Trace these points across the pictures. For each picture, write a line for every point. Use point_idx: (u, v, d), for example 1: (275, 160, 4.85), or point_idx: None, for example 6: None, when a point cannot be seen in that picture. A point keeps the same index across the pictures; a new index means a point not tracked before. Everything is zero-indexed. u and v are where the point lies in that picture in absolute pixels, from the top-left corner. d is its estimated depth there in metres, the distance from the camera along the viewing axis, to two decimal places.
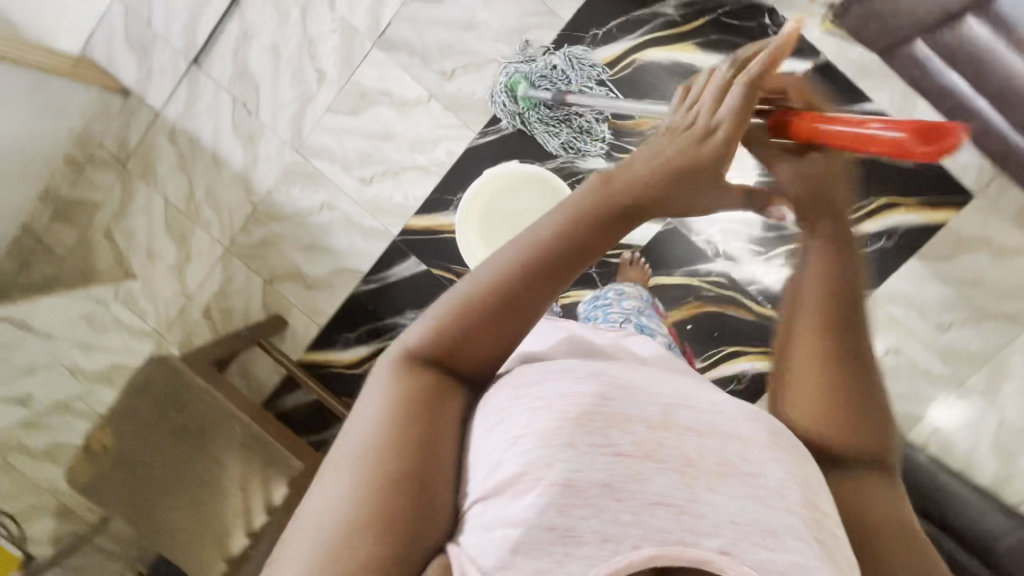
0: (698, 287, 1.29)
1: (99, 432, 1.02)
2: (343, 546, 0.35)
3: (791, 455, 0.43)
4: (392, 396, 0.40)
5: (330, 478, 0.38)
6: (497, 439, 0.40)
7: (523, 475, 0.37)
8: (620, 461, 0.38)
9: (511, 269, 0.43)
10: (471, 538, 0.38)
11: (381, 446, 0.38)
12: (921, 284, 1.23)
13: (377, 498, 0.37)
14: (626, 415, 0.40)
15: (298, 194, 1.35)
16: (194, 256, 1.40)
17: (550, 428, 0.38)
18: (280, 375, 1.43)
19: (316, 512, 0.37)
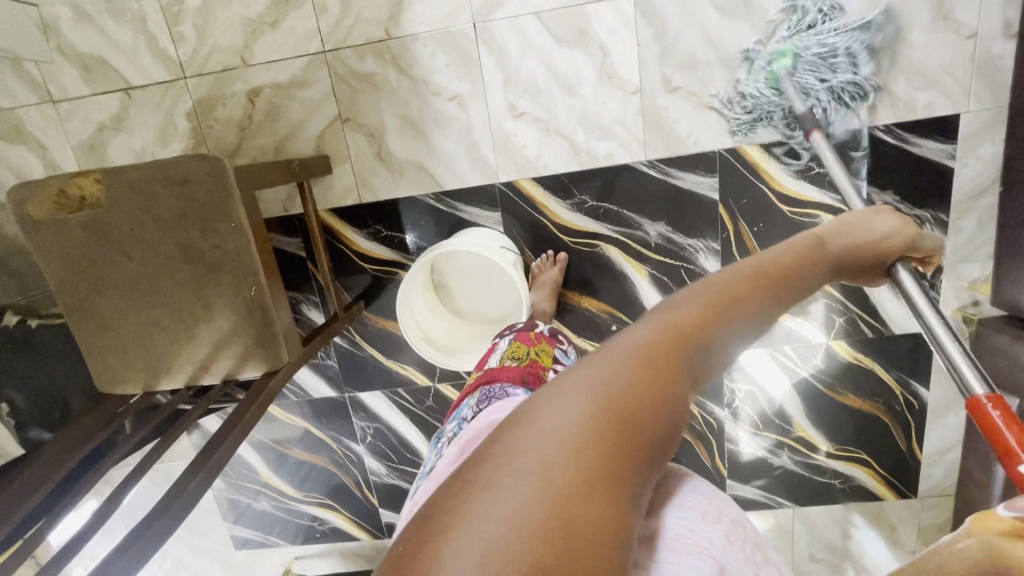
0: (694, 415, 1.34)
1: (87, 180, 0.78)
2: (580, 474, 0.30)
3: (743, 550, 0.46)
4: (633, 355, 0.36)
5: (558, 404, 0.33)
6: (673, 497, 0.48)
7: (687, 539, 0.43)
8: (741, 560, 0.45)
9: (729, 292, 0.42)
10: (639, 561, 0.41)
11: (629, 401, 0.33)
12: (830, 523, 1.43)
13: (625, 449, 0.32)
14: (764, 552, 0.50)
15: (440, 65, 1.11)
16: (281, 29, 1.11)
17: (712, 513, 0.48)
18: (283, 210, 1.23)
19: (546, 422, 0.32)
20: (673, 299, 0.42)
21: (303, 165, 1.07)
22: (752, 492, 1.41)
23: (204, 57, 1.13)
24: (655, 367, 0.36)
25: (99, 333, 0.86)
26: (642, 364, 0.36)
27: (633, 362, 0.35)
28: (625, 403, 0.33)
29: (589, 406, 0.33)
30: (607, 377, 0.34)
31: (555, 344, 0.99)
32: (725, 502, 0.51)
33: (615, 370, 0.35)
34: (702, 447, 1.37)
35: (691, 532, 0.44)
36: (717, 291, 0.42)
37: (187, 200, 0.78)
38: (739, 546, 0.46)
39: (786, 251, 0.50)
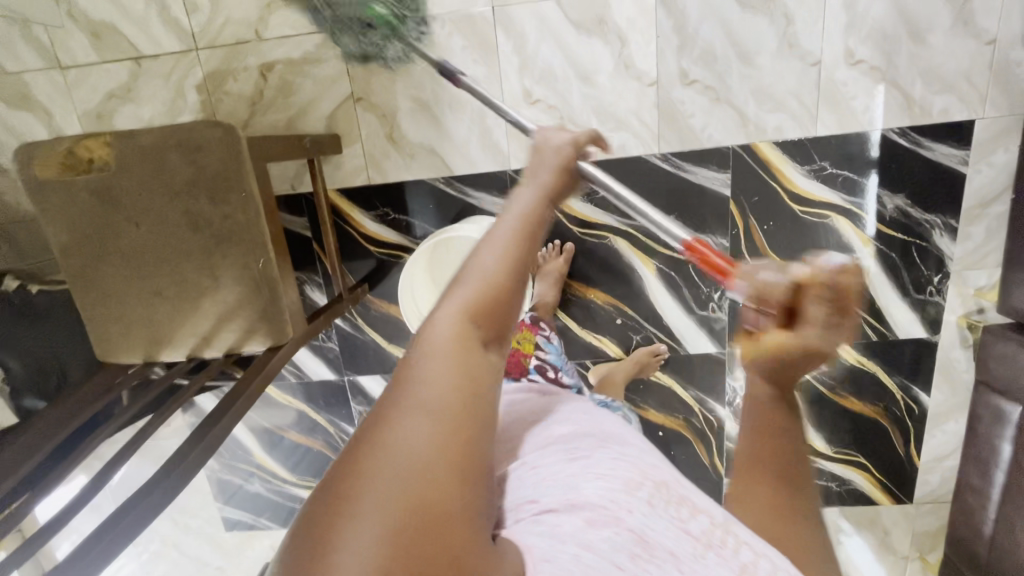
0: (695, 412, 1.34)
1: (96, 143, 0.76)
2: (424, 490, 0.35)
3: (664, 507, 0.52)
4: (444, 364, 0.40)
5: (393, 439, 0.37)
6: (580, 471, 0.55)
7: (603, 512, 0.48)
8: (661, 521, 0.50)
9: (500, 266, 0.45)
10: (541, 542, 0.45)
11: (451, 419, 0.38)
12: (824, 525, 1.43)
13: (463, 445, 0.38)
14: (696, 506, 0.54)
15: (456, 48, 1.10)
16: (297, 4, 1.09)
17: (633, 481, 0.53)
18: (291, 188, 1.22)
19: (384, 460, 0.36)
20: (455, 290, 0.44)
21: (314, 142, 1.06)
22: None
23: (217, 28, 1.12)
24: (466, 370, 0.40)
25: (102, 301, 0.84)
26: (458, 374, 0.40)
27: (451, 370, 0.40)
28: (449, 422, 0.38)
29: (420, 428, 0.37)
30: (427, 395, 0.38)
31: (537, 331, 1.04)
32: (651, 471, 0.57)
33: (428, 397, 0.38)
34: (701, 444, 1.36)
35: (607, 502, 0.50)
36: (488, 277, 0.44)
37: (199, 168, 0.76)
38: (661, 511, 0.51)
39: (530, 199, 0.51)
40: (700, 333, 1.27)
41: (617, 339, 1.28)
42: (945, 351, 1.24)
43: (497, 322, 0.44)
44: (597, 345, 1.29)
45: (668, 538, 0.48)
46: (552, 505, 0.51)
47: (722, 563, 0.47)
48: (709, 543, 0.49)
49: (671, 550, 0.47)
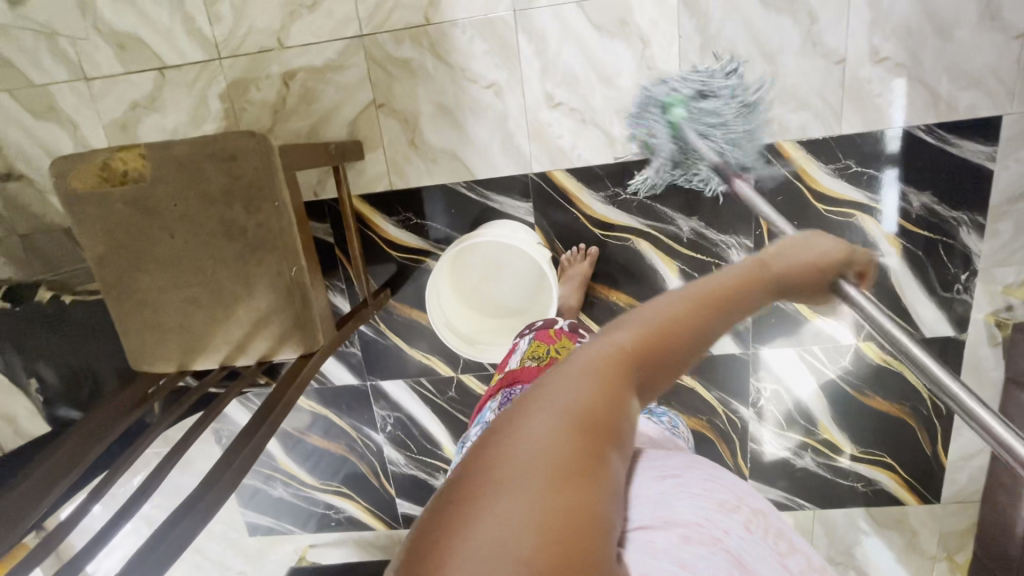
0: (718, 414, 1.33)
1: (133, 155, 0.77)
2: (556, 494, 0.31)
3: (757, 528, 0.50)
4: (598, 373, 0.38)
5: (529, 427, 0.34)
6: (670, 487, 0.51)
7: (701, 530, 0.46)
8: (760, 550, 0.48)
9: (678, 304, 0.44)
10: (634, 556, 0.43)
11: (592, 417, 0.35)
12: (849, 525, 1.42)
13: (599, 454, 0.34)
14: (790, 536, 0.53)
15: (478, 52, 1.11)
16: (320, 12, 1.10)
17: (728, 503, 0.50)
18: (314, 195, 1.23)
19: (517, 447, 0.33)
20: (625, 319, 0.44)
21: (340, 149, 1.06)
22: (774, 494, 1.40)
23: (240, 37, 1.13)
24: (613, 384, 0.38)
25: (137, 310, 0.85)
26: (603, 386, 0.38)
27: (597, 380, 0.38)
28: (587, 420, 0.35)
29: (556, 428, 0.34)
30: (567, 400, 0.36)
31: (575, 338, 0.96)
32: (748, 494, 0.53)
33: (576, 394, 0.36)
34: (724, 445, 1.36)
35: (701, 521, 0.46)
36: (667, 311, 0.44)
37: (234, 177, 0.77)
38: (757, 536, 0.49)
39: (738, 266, 0.51)
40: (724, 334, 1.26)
41: None
42: (973, 348, 1.23)
43: (664, 357, 0.42)
44: None
45: (763, 565, 0.46)
46: (644, 520, 0.47)
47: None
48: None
49: None
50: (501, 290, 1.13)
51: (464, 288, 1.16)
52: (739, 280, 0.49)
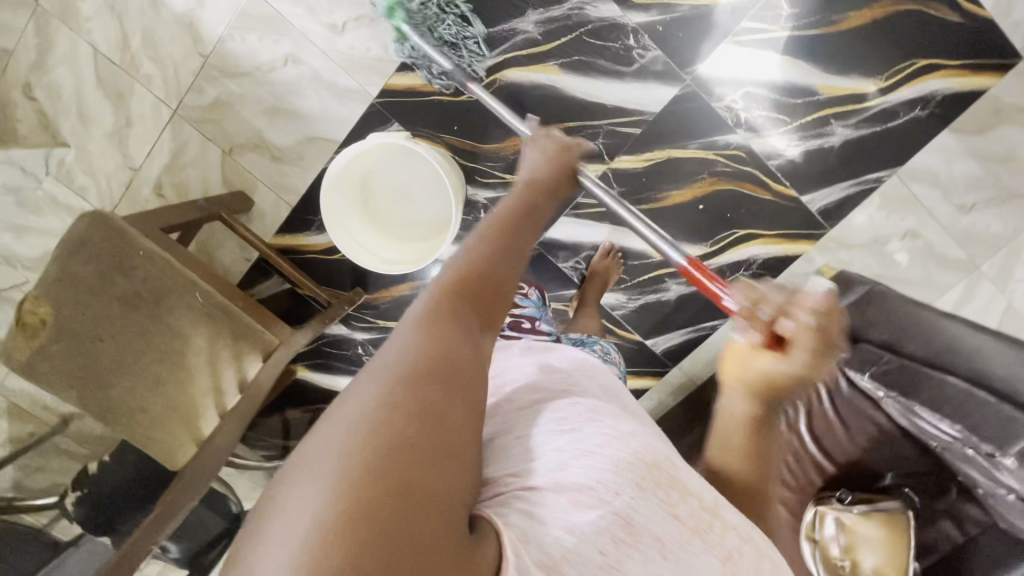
0: (714, 161, 1.18)
1: (36, 302, 0.85)
2: (375, 454, 0.31)
3: (653, 479, 0.42)
4: (439, 326, 0.40)
5: (355, 391, 0.35)
6: (567, 443, 0.43)
7: (591, 491, 0.39)
8: (651, 506, 0.40)
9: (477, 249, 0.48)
10: (518, 521, 0.37)
11: (414, 366, 0.36)
12: (950, 160, 1.15)
13: (423, 400, 0.34)
14: (690, 484, 0.44)
15: (255, 44, 1.13)
16: (136, 121, 1.19)
17: (625, 461, 0.41)
18: (248, 262, 1.29)
19: (342, 411, 0.34)
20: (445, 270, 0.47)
21: (213, 202, 1.12)
22: (842, 190, 1.19)
23: (107, 190, 1.24)
24: (446, 334, 0.39)
25: (131, 420, 0.89)
26: (443, 332, 0.39)
27: (422, 333, 0.39)
28: (410, 365, 0.36)
29: (388, 384, 0.34)
30: (397, 351, 0.37)
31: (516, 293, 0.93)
32: (644, 443, 0.44)
33: (399, 350, 0.37)
34: (750, 184, 1.19)
35: (593, 482, 0.39)
36: (476, 259, 0.47)
37: (93, 255, 0.84)
38: (651, 494, 0.41)
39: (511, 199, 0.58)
40: (648, 86, 1.13)
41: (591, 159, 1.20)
42: None
43: (488, 301, 0.45)
44: None
45: (656, 523, 0.40)
46: (534, 482, 0.40)
47: (711, 550, 0.42)
48: (700, 530, 0.42)
49: (658, 535, 0.40)
50: (411, 209, 1.12)
51: (389, 228, 1.13)
52: (515, 208, 0.56)
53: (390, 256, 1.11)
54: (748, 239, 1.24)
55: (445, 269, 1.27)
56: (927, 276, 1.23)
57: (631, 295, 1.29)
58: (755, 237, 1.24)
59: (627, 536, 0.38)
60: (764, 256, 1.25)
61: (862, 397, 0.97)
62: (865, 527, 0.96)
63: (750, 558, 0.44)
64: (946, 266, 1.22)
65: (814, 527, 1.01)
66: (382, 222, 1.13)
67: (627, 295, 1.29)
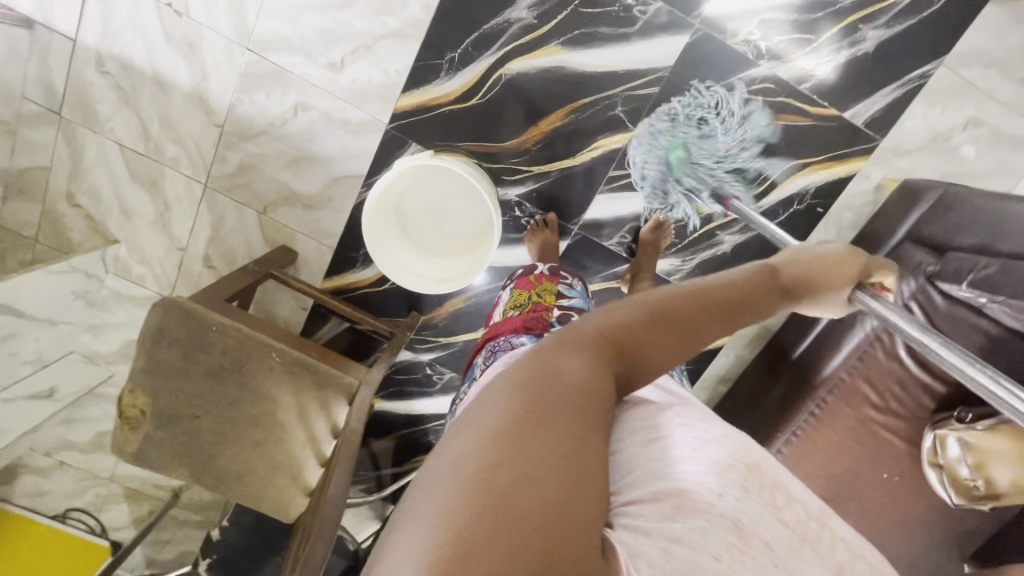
0: (742, 100, 1.13)
1: (130, 396, 0.90)
2: (501, 459, 0.31)
3: (750, 486, 0.43)
4: (590, 355, 0.40)
5: (485, 401, 0.36)
6: (666, 454, 0.45)
7: (693, 495, 0.40)
8: (755, 507, 0.42)
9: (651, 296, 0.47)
10: (625, 535, 0.37)
11: (544, 385, 0.36)
12: (1000, 35, 1.06)
13: (553, 420, 0.34)
14: (786, 493, 0.46)
15: (264, 101, 1.15)
16: (173, 203, 1.24)
17: (723, 466, 0.44)
18: (304, 310, 1.32)
19: (475, 418, 0.35)
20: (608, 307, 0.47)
21: (261, 262, 1.15)
22: (888, 95, 1.11)
23: (163, 273, 1.30)
24: (588, 362, 0.39)
25: (242, 483, 0.95)
26: (585, 363, 0.39)
27: (563, 353, 0.39)
28: (541, 383, 0.36)
29: (519, 396, 0.35)
30: (533, 366, 0.38)
31: (560, 281, 0.95)
32: (738, 452, 0.47)
33: (533, 366, 0.38)
34: (786, 113, 1.13)
35: (694, 484, 0.41)
36: (644, 302, 0.46)
37: (168, 340, 0.86)
38: (753, 497, 0.42)
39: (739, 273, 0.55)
40: (658, 41, 1.08)
41: (615, 129, 1.15)
42: None
43: (648, 342, 0.43)
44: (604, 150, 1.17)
45: (763, 527, 0.40)
46: (632, 494, 0.41)
47: (819, 560, 0.42)
48: (805, 538, 0.42)
49: (768, 542, 0.40)
50: (449, 224, 1.12)
51: (430, 246, 1.13)
52: (737, 283, 0.53)
53: (441, 272, 1.11)
54: (796, 171, 1.17)
55: (493, 274, 1.27)
56: (998, 161, 1.15)
57: (686, 257, 1.25)
58: (803, 166, 1.17)
59: (739, 542, 0.38)
60: (816, 185, 1.18)
61: (963, 307, 0.90)
62: (994, 442, 0.91)
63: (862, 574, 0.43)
64: (1017, 146, 1.14)
65: (936, 453, 0.97)
66: (422, 241, 1.13)
67: (681, 258, 1.25)
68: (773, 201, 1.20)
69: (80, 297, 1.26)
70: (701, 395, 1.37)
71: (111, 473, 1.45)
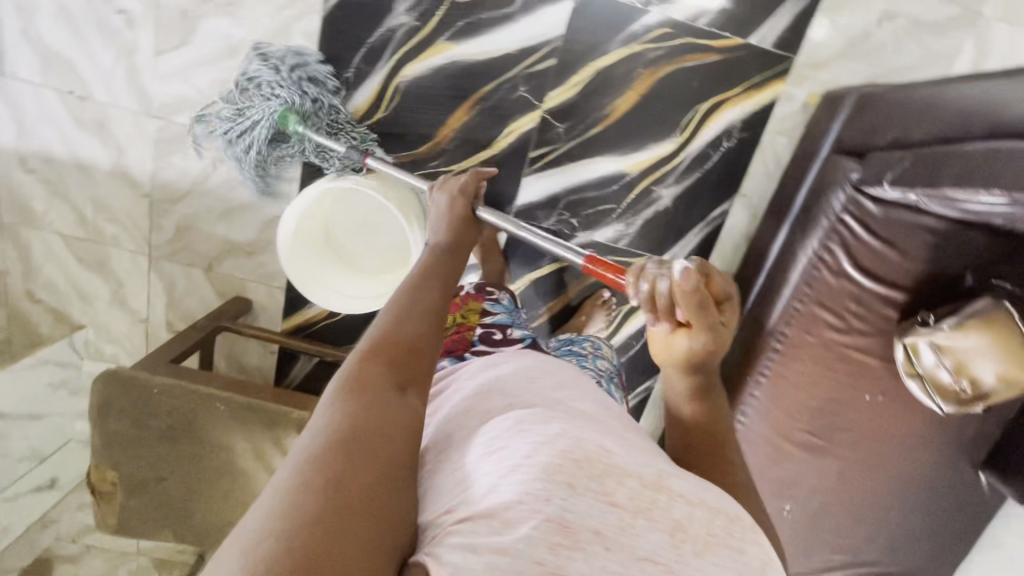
0: (643, 51, 1.10)
1: (98, 471, 0.93)
2: (306, 519, 0.35)
3: (579, 474, 0.42)
4: (367, 387, 0.45)
5: (289, 461, 0.39)
6: (494, 459, 0.45)
7: (519, 505, 0.40)
8: (583, 501, 0.42)
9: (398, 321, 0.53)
10: (452, 556, 0.39)
11: (342, 433, 0.41)
12: None
13: (352, 462, 0.39)
14: (624, 469, 0.45)
15: (182, 162, 1.17)
16: (125, 278, 1.27)
17: (552, 464, 0.42)
18: (272, 354, 1.34)
19: (281, 482, 0.38)
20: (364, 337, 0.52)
21: (211, 317, 1.17)
22: (790, 10, 1.07)
23: (133, 347, 1.34)
24: (375, 399, 0.45)
25: (221, 534, 0.96)
26: (370, 400, 0.44)
27: (351, 397, 0.44)
28: (341, 432, 0.41)
29: (319, 452, 0.39)
30: (332, 419, 0.42)
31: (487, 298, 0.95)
32: (574, 438, 0.45)
33: (332, 418, 0.42)
34: (689, 53, 1.10)
35: (520, 496, 0.41)
36: (394, 328, 0.52)
37: (118, 410, 0.89)
38: (581, 488, 0.42)
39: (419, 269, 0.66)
40: (543, 13, 1.07)
41: (523, 110, 1.14)
42: None
43: (414, 362, 0.50)
44: (517, 135, 1.16)
45: (591, 517, 0.41)
46: (465, 512, 0.42)
47: (653, 526, 0.43)
48: (640, 509, 0.43)
49: (597, 528, 0.41)
50: (377, 240, 1.11)
51: (365, 266, 1.11)
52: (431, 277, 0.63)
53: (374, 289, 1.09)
54: (716, 109, 1.14)
55: None
56: (926, 50, 1.08)
57: (628, 220, 1.22)
58: (723, 103, 1.13)
59: (563, 537, 0.40)
60: (741, 118, 1.14)
61: (903, 209, 0.87)
62: (964, 339, 0.88)
63: (698, 528, 0.44)
64: (943, 29, 1.07)
65: (912, 362, 0.93)
66: (355, 263, 1.11)
67: (625, 223, 1.22)
68: (702, 144, 1.16)
69: (60, 386, 1.30)
70: None
71: (134, 546, 1.49)
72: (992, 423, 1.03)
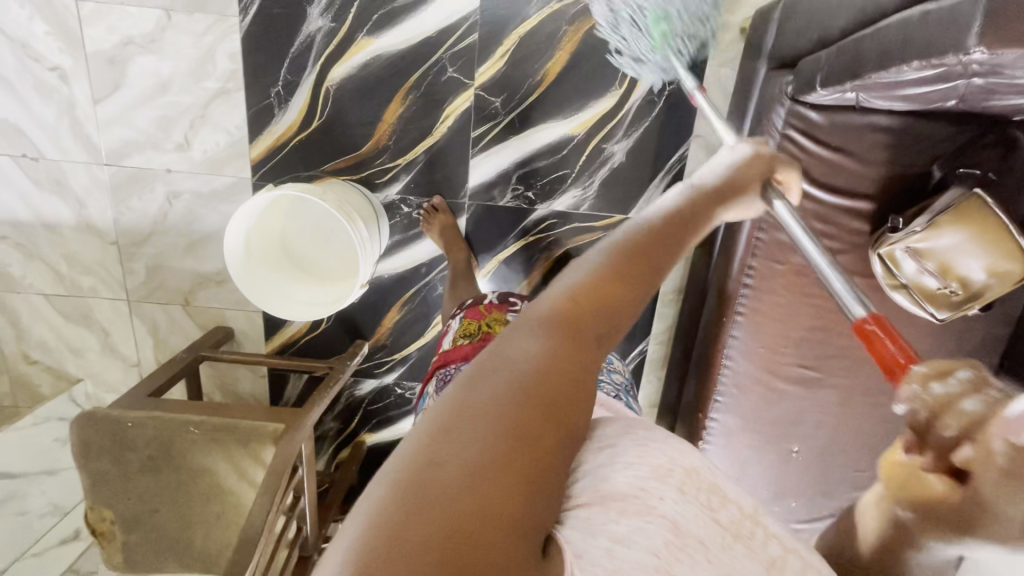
0: (564, 8, 1.07)
1: (94, 514, 0.94)
2: (460, 478, 0.30)
3: (689, 484, 0.41)
4: (549, 343, 0.38)
5: (455, 394, 0.34)
6: (604, 453, 0.41)
7: (636, 499, 0.38)
8: (695, 511, 0.39)
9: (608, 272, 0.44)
10: (573, 536, 0.35)
11: (519, 392, 0.34)
12: None
13: (523, 435, 0.32)
14: (725, 491, 0.43)
15: (140, 204, 1.20)
16: (110, 327, 1.30)
17: (664, 468, 0.40)
18: (263, 378, 1.35)
19: (443, 415, 0.33)
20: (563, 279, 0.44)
21: (191, 348, 1.19)
22: None
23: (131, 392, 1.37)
24: (562, 361, 0.37)
25: (226, 557, 0.97)
26: (557, 360, 0.37)
27: (540, 350, 0.37)
28: (514, 386, 0.34)
29: (491, 403, 0.33)
30: (511, 366, 0.36)
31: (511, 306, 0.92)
32: (681, 450, 0.43)
33: (511, 365, 0.36)
34: None
35: (636, 489, 0.38)
36: (606, 281, 0.43)
37: (98, 451, 0.91)
38: (691, 497, 0.40)
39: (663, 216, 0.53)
40: None
41: (456, 91, 1.12)
42: None
43: (609, 326, 0.42)
44: (454, 117, 1.14)
45: (699, 526, 0.39)
46: (582, 496, 0.38)
47: (749, 556, 0.40)
48: (737, 534, 0.41)
49: (703, 541, 0.38)
50: (335, 244, 1.12)
51: (329, 272, 1.13)
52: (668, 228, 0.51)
53: (337, 293, 1.09)
54: None
55: (412, 275, 1.27)
56: None
57: (585, 183, 1.19)
58: None
59: (674, 535, 0.37)
60: None
61: (845, 113, 0.83)
62: (940, 237, 0.81)
63: (789, 571, 0.41)
64: None
65: (893, 273, 0.88)
66: (318, 271, 1.12)
67: (582, 187, 1.20)
68: (643, 92, 1.13)
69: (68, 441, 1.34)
70: (669, 312, 1.30)
71: None
72: (999, 324, 0.96)
